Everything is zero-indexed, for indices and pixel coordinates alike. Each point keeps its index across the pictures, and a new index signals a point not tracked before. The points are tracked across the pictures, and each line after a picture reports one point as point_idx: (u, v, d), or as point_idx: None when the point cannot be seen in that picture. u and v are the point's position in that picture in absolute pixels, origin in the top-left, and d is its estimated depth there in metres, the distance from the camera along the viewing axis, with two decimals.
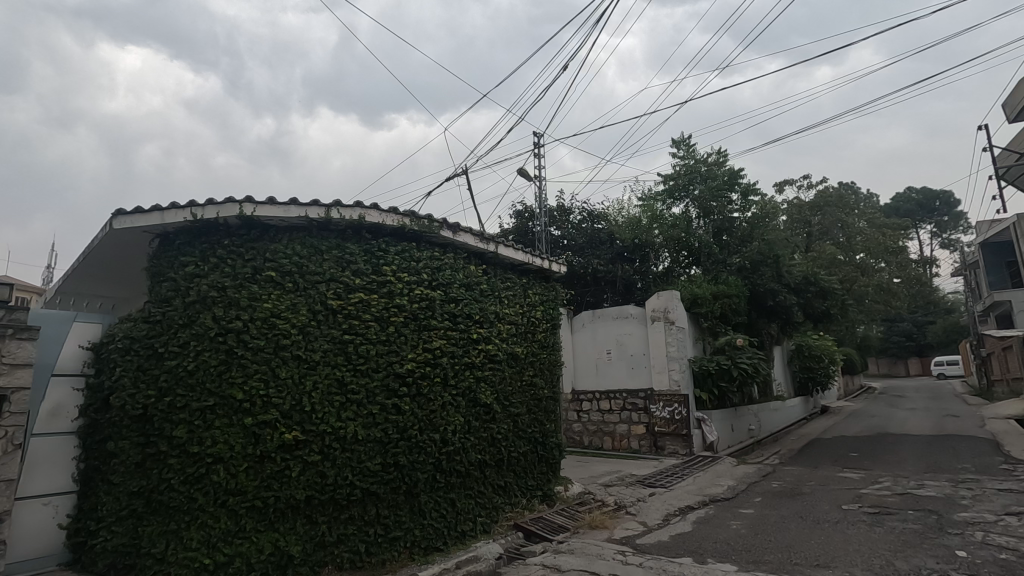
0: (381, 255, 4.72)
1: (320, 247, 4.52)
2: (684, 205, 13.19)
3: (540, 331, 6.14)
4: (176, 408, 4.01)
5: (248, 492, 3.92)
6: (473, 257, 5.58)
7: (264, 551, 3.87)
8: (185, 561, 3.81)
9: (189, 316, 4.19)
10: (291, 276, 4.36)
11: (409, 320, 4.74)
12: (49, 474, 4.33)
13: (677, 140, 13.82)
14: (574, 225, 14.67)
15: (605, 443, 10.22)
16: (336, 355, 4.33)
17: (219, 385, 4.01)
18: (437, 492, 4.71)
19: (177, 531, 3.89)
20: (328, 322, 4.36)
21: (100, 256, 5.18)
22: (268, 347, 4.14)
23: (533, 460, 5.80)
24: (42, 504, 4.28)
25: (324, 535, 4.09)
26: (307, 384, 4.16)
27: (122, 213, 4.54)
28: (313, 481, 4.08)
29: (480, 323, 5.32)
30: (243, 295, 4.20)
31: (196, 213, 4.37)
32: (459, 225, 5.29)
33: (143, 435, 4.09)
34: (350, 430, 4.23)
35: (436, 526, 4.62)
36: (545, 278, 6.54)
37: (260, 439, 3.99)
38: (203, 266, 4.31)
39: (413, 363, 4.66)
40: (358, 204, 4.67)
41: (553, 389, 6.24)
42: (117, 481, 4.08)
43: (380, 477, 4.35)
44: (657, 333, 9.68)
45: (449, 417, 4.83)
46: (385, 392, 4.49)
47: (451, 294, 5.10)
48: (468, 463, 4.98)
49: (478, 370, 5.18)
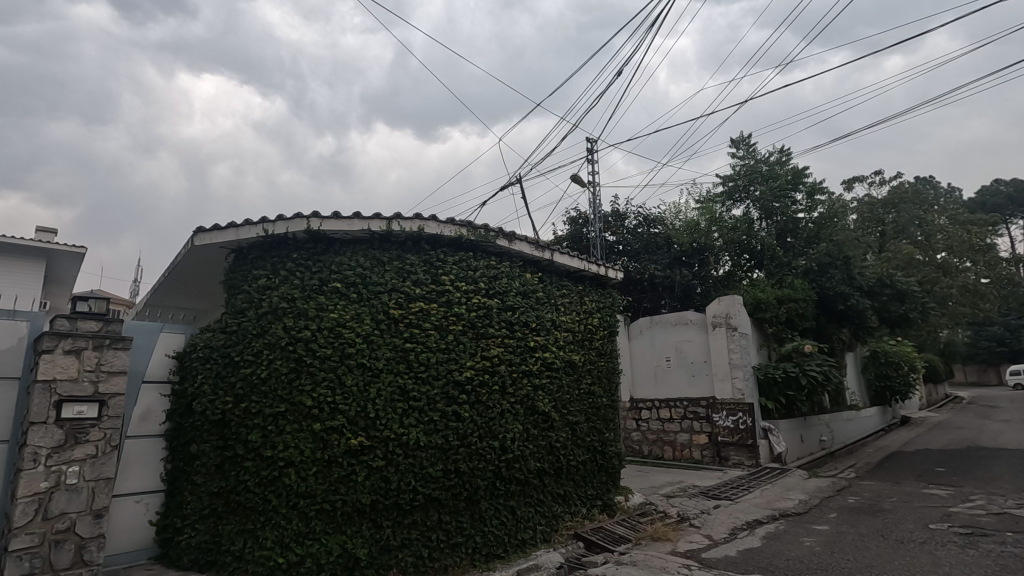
0: (440, 265, 4.84)
1: (382, 258, 4.68)
2: (744, 207, 12.87)
3: (597, 339, 6.07)
4: (252, 413, 4.26)
5: (317, 495, 4.09)
6: (528, 265, 5.60)
7: (334, 553, 4.02)
8: (261, 559, 4.02)
9: (262, 326, 4.45)
10: (355, 286, 4.54)
11: (467, 328, 4.81)
12: (141, 473, 4.66)
13: (736, 139, 13.41)
14: (629, 230, 14.49)
15: (666, 452, 9.98)
16: (397, 363, 4.45)
17: (290, 392, 4.23)
18: (497, 500, 4.73)
19: (254, 530, 4.12)
20: (390, 330, 4.50)
21: (183, 271, 5.56)
22: (335, 355, 4.32)
23: (592, 469, 5.74)
24: (135, 502, 4.61)
25: (389, 539, 4.20)
26: (372, 391, 4.31)
27: (202, 230, 4.84)
28: (378, 485, 4.21)
29: (537, 331, 5.32)
30: (311, 306, 4.41)
31: (268, 229, 4.63)
32: (515, 234, 5.32)
33: (222, 439, 4.37)
34: (411, 436, 4.34)
35: (497, 533, 4.64)
36: (602, 285, 6.48)
37: (328, 444, 4.16)
38: (274, 279, 4.56)
39: (472, 370, 4.72)
40: (417, 216, 4.81)
41: (611, 396, 6.15)
42: (201, 481, 4.38)
43: (441, 483, 4.43)
44: (719, 340, 9.36)
45: (507, 425, 4.85)
46: (446, 400, 4.57)
47: (508, 302, 5.12)
48: (527, 471, 4.98)
49: (536, 377, 5.18)
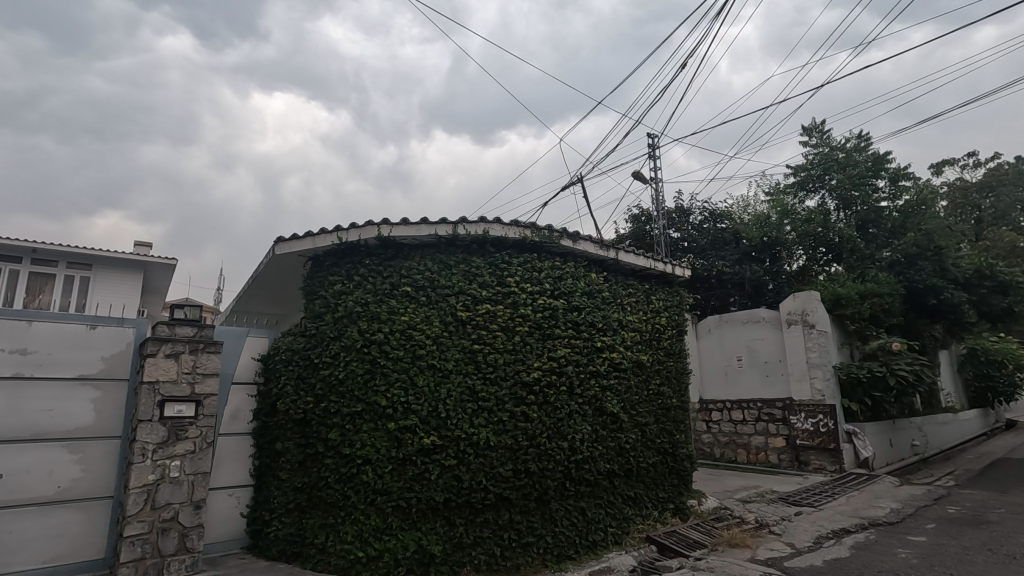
0: (506, 267, 4.88)
1: (448, 262, 4.80)
2: (820, 196, 12.29)
3: (664, 339, 5.92)
4: (331, 413, 4.52)
5: (393, 492, 4.26)
6: (593, 265, 5.55)
7: (409, 549, 4.15)
8: (342, 552, 4.24)
9: (338, 329, 4.70)
10: (424, 290, 4.69)
11: (534, 329, 4.80)
12: (232, 468, 4.98)
13: (808, 127, 12.74)
14: (694, 226, 14.09)
15: (740, 456, 9.61)
16: (466, 364, 4.54)
17: (365, 392, 4.44)
18: (568, 501, 4.70)
19: (335, 525, 4.34)
20: (458, 331, 4.60)
21: (264, 278, 5.92)
22: (407, 356, 4.48)
23: (662, 471, 5.60)
24: (228, 494, 4.92)
25: (462, 536, 4.28)
26: (442, 391, 4.42)
27: (281, 240, 5.13)
28: (450, 484, 4.30)
29: (604, 330, 5.22)
30: (383, 309, 4.61)
31: (341, 237, 4.86)
32: (579, 234, 5.28)
33: (304, 437, 4.64)
34: (482, 435, 4.40)
35: (568, 534, 4.61)
36: (669, 283, 6.33)
37: (402, 443, 4.33)
38: (349, 284, 4.81)
39: (540, 371, 4.69)
40: (482, 219, 4.89)
41: (680, 397, 5.98)
42: (285, 477, 4.66)
43: (511, 483, 4.44)
44: (794, 338, 8.91)
45: (576, 426, 4.78)
46: (514, 400, 4.58)
47: (574, 302, 5.06)
48: (598, 472, 4.90)
49: (604, 378, 5.08)
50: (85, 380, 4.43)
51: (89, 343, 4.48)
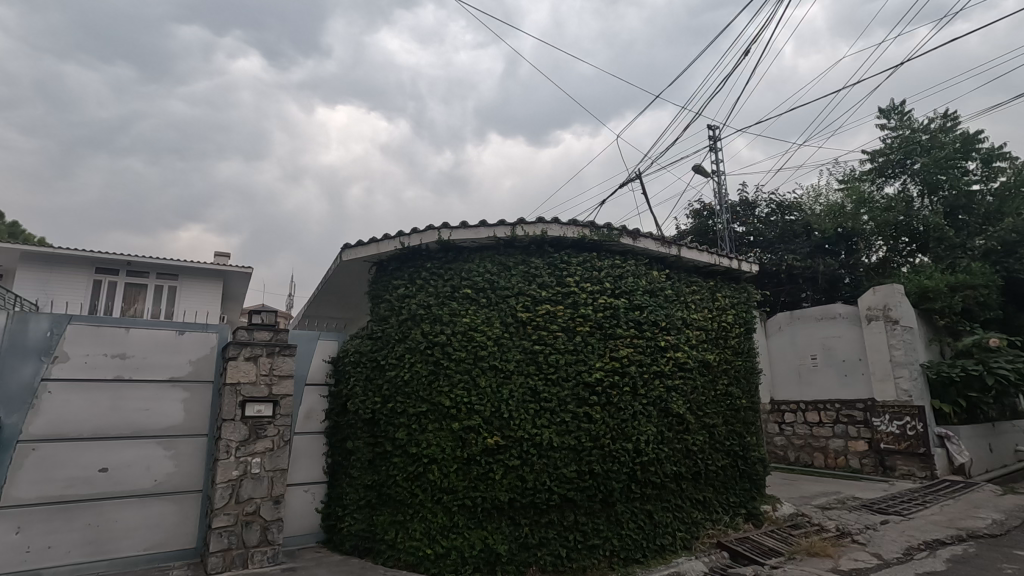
0: (565, 267, 4.86)
1: (507, 264, 4.84)
2: (901, 183, 11.60)
3: (732, 338, 5.70)
4: (398, 413, 4.67)
5: (459, 491, 4.35)
6: (655, 262, 5.42)
7: (476, 547, 4.21)
8: (412, 549, 4.36)
9: (403, 331, 4.86)
10: (484, 292, 4.76)
11: (595, 329, 4.74)
12: (307, 465, 5.20)
13: (886, 109, 11.93)
14: (761, 219, 13.51)
15: (817, 460, 9.11)
16: (528, 365, 4.55)
17: (430, 393, 4.57)
18: (633, 504, 4.60)
19: (404, 522, 4.48)
20: (519, 332, 4.63)
21: (332, 284, 6.18)
22: (469, 357, 4.57)
23: (732, 475, 5.38)
24: (304, 491, 5.15)
25: (527, 536, 4.29)
26: (504, 392, 4.46)
27: (348, 247, 5.33)
28: (514, 484, 4.33)
29: (667, 329, 5.08)
30: (445, 311, 4.72)
31: (404, 242, 5.01)
32: (640, 231, 5.17)
33: (373, 436, 4.82)
34: (544, 436, 4.39)
35: (635, 537, 4.51)
36: (736, 280, 6.09)
37: (466, 443, 4.41)
38: (412, 287, 4.96)
39: (602, 371, 4.62)
40: (540, 220, 4.89)
41: (750, 398, 5.73)
42: (356, 474, 4.85)
43: (575, 484, 4.41)
44: (875, 335, 8.34)
45: (641, 427, 4.66)
46: (576, 401, 4.54)
47: (636, 301, 4.95)
48: (664, 475, 4.77)
49: (668, 378, 4.93)
50: (176, 382, 4.78)
51: (178, 348, 4.84)
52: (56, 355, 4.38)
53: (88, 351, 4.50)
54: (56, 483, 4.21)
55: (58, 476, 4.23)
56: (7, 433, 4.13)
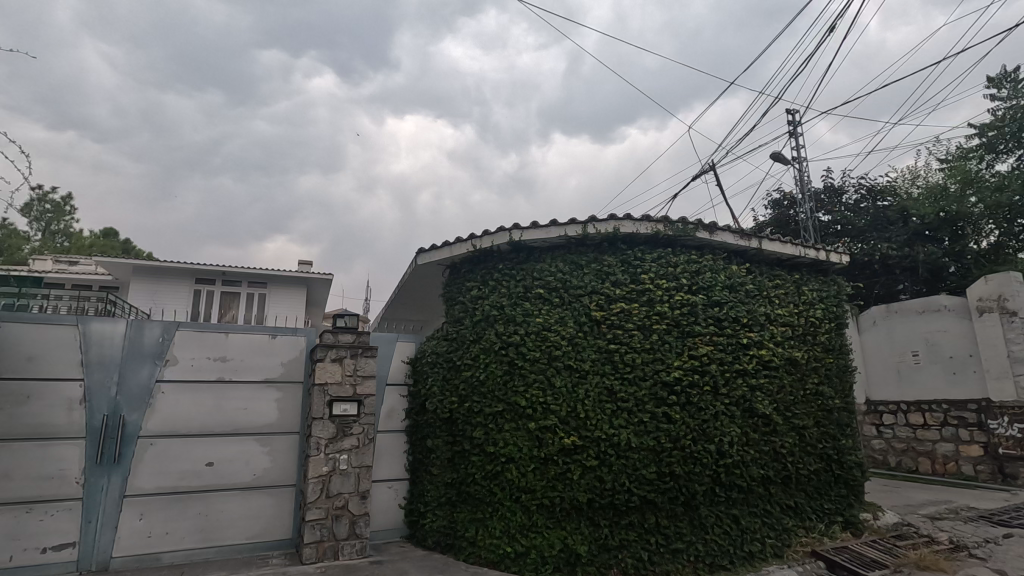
0: (639, 264, 4.76)
1: (580, 262, 4.82)
2: (1016, 158, 10.47)
3: (821, 334, 5.34)
4: (475, 412, 4.76)
5: (537, 490, 4.37)
6: (734, 256, 5.19)
7: (555, 547, 4.21)
8: (492, 547, 4.43)
9: (477, 332, 4.94)
10: (557, 291, 4.76)
11: (672, 327, 4.60)
12: (390, 462, 5.40)
13: (996, 78, 10.80)
14: (848, 207, 12.82)
15: (922, 465, 8.38)
16: (603, 364, 4.49)
17: (506, 392, 4.62)
18: (718, 507, 4.43)
19: (484, 520, 4.56)
20: (593, 332, 4.58)
21: (409, 287, 6.39)
22: (543, 357, 4.57)
23: (826, 480, 5.05)
24: (388, 487, 5.34)
25: (607, 538, 4.23)
26: (580, 392, 4.43)
27: (423, 251, 5.49)
28: (593, 484, 4.28)
29: (750, 326, 4.83)
30: (519, 312, 4.77)
31: (476, 244, 5.10)
32: (717, 225, 4.97)
33: (452, 435, 4.94)
34: (623, 436, 4.31)
35: (721, 542, 4.34)
36: (824, 272, 5.72)
37: (543, 442, 4.42)
38: (485, 288, 5.05)
39: (680, 370, 4.47)
40: (612, 217, 4.82)
41: (843, 398, 5.36)
42: (437, 472, 4.98)
43: (655, 486, 4.29)
44: (988, 329, 7.56)
45: (724, 428, 4.47)
46: (654, 401, 4.42)
47: (715, 297, 4.76)
48: (750, 478, 4.54)
49: (752, 377, 4.69)
50: (270, 383, 5.12)
51: (271, 351, 5.18)
52: (168, 358, 4.81)
53: (195, 355, 4.91)
54: (171, 475, 4.62)
55: (172, 469, 4.64)
56: (130, 429, 4.58)
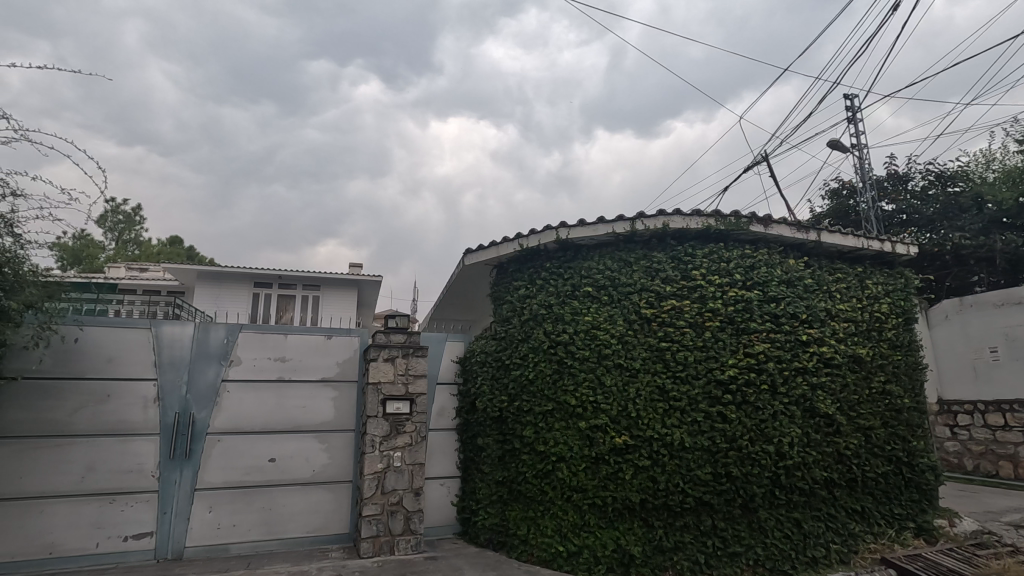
0: (689, 260, 4.65)
1: (628, 260, 4.76)
2: None
3: (887, 330, 5.06)
4: (525, 411, 4.77)
5: (588, 489, 4.35)
6: (791, 250, 4.98)
7: (608, 547, 4.18)
8: (543, 545, 4.44)
9: (526, 331, 4.96)
10: (605, 289, 4.72)
11: (726, 324, 4.47)
12: (442, 460, 5.48)
13: None
14: (915, 194, 12.09)
15: (1002, 469, 7.81)
16: (654, 363, 4.42)
17: (556, 391, 4.61)
18: (778, 511, 4.26)
19: (536, 518, 4.57)
20: (644, 330, 4.52)
21: (457, 287, 6.47)
22: (593, 356, 4.54)
23: (895, 484, 4.78)
24: (440, 484, 5.43)
25: (661, 539, 4.16)
26: (631, 391, 4.37)
27: (470, 251, 5.54)
28: (645, 485, 4.22)
29: (809, 322, 4.62)
30: (567, 310, 4.75)
31: (523, 243, 5.10)
32: (772, 217, 4.78)
33: (502, 433, 4.98)
34: (676, 436, 4.22)
35: (782, 547, 4.19)
36: (889, 264, 5.42)
37: (594, 442, 4.39)
38: (533, 287, 5.05)
39: (735, 369, 4.33)
40: (660, 212, 4.72)
41: (913, 397, 5.06)
42: (488, 470, 5.02)
43: (711, 487, 4.19)
44: None
45: (784, 428, 4.30)
46: (708, 400, 4.31)
47: (771, 292, 4.59)
48: (813, 481, 4.35)
49: (813, 375, 4.49)
50: (327, 382, 5.30)
51: (327, 351, 5.36)
52: (232, 359, 5.05)
53: (256, 355, 5.13)
54: (237, 470, 4.86)
55: (238, 464, 4.88)
56: (199, 426, 4.84)
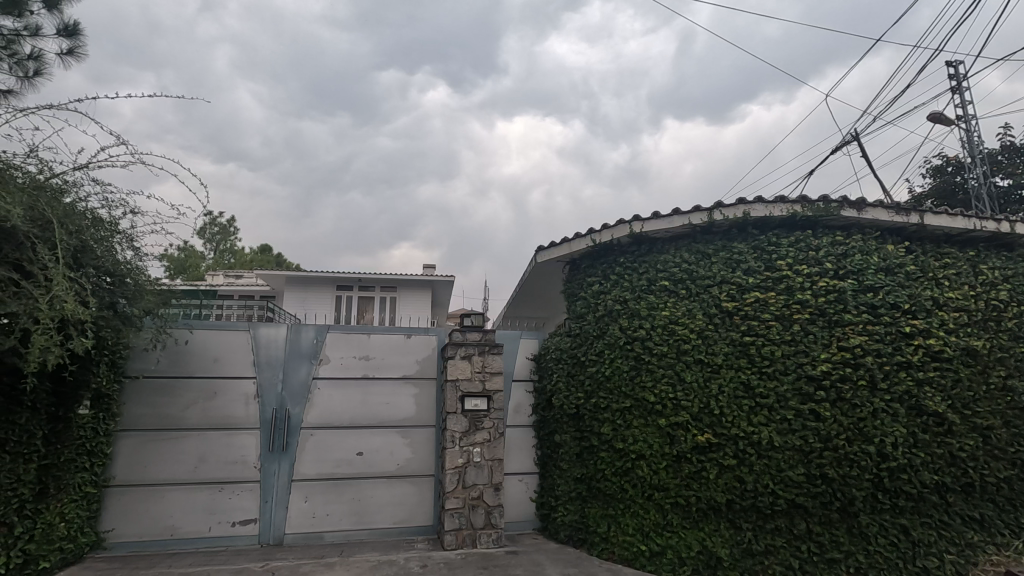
0: (773, 250, 4.42)
1: (707, 252, 4.60)
2: None
3: (1007, 319, 4.54)
4: (602, 408, 4.73)
5: (670, 489, 4.27)
6: (889, 235, 4.60)
7: (694, 548, 4.10)
8: (625, 544, 4.40)
9: (601, 327, 4.91)
10: (683, 283, 4.58)
11: (817, 316, 4.19)
12: (520, 456, 5.54)
13: None
14: None
15: None
16: (738, 358, 4.24)
17: (633, 388, 4.54)
18: (881, 516, 3.95)
19: (617, 517, 4.53)
20: (726, 324, 4.35)
21: (530, 285, 6.51)
22: (672, 352, 4.43)
23: (1021, 490, 4.30)
24: (519, 480, 5.49)
25: (751, 542, 4.02)
26: (713, 388, 4.23)
27: (542, 249, 5.55)
28: (731, 485, 4.08)
29: (913, 313, 4.24)
30: (643, 306, 4.66)
31: (595, 239, 5.05)
32: (866, 201, 4.43)
33: (579, 430, 4.96)
34: (764, 435, 4.03)
35: (886, 555, 3.89)
36: (1008, 247, 4.87)
37: (675, 439, 4.30)
38: (607, 283, 4.99)
39: (829, 364, 4.06)
40: (740, 201, 4.51)
41: None
42: (566, 467, 5.01)
43: (804, 489, 3.96)
44: None
45: (886, 428, 3.97)
46: (799, 397, 4.07)
47: (867, 281, 4.26)
48: (922, 485, 3.98)
49: (919, 370, 4.11)
50: (408, 379, 5.50)
51: (407, 349, 5.57)
52: (321, 358, 5.35)
53: (342, 354, 5.42)
54: (329, 463, 5.15)
55: (330, 457, 5.17)
56: (294, 421, 5.18)
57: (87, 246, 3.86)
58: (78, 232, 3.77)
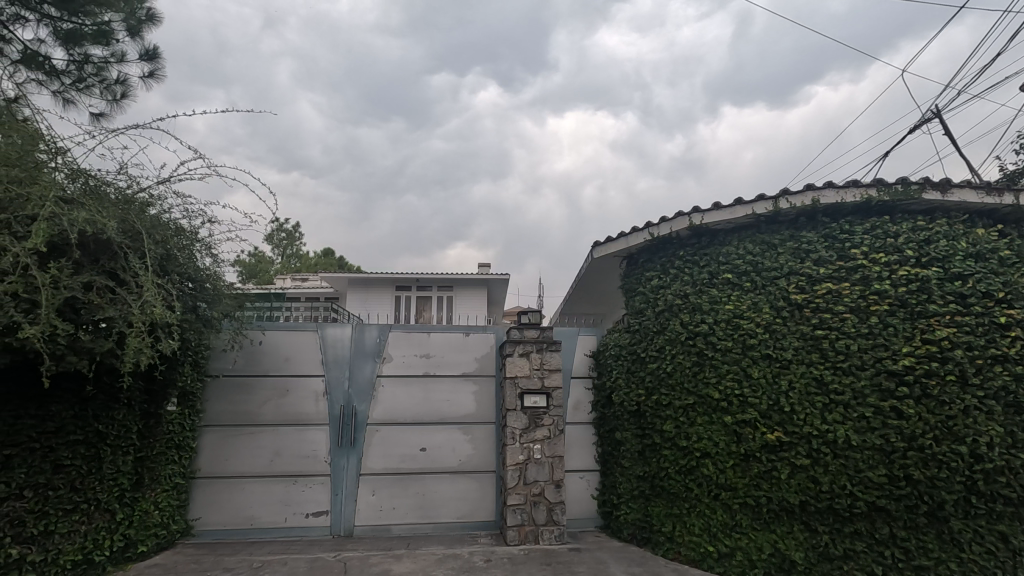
0: (846, 238, 4.18)
1: (773, 242, 4.41)
2: None
3: None
4: (664, 405, 4.64)
5: (739, 488, 4.15)
6: (979, 217, 4.23)
7: (765, 551, 3.98)
8: (691, 543, 4.31)
9: (661, 323, 4.81)
10: (747, 275, 4.42)
11: (897, 307, 3.93)
12: (581, 453, 5.51)
13: None
14: None
15: None
16: (809, 353, 4.04)
17: (697, 384, 4.43)
18: (976, 522, 3.60)
19: (682, 516, 4.43)
20: (795, 317, 4.15)
21: (586, 281, 6.47)
22: (737, 347, 4.29)
23: None
24: (580, 477, 5.46)
25: (828, 546, 3.84)
26: (782, 384, 4.06)
27: (598, 244, 5.49)
28: (805, 485, 3.91)
29: (1010, 301, 3.86)
30: (706, 300, 4.53)
31: (653, 233, 4.94)
32: (951, 181, 4.09)
33: (641, 428, 4.88)
34: (840, 434, 3.82)
35: (982, 564, 3.56)
36: None
37: (742, 437, 4.17)
38: (666, 277, 4.88)
39: (911, 358, 3.78)
40: (808, 188, 4.29)
41: None
42: (628, 465, 4.94)
43: (886, 491, 3.71)
44: None
45: (979, 426, 3.60)
46: (878, 393, 3.82)
47: (954, 269, 3.93)
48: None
49: (1017, 364, 3.72)
50: (467, 376, 5.59)
51: (466, 347, 5.66)
52: (384, 357, 5.52)
53: (404, 352, 5.57)
54: (394, 458, 5.32)
55: (394, 452, 5.33)
56: (360, 417, 5.37)
57: (171, 255, 4.15)
58: (162, 241, 4.05)
